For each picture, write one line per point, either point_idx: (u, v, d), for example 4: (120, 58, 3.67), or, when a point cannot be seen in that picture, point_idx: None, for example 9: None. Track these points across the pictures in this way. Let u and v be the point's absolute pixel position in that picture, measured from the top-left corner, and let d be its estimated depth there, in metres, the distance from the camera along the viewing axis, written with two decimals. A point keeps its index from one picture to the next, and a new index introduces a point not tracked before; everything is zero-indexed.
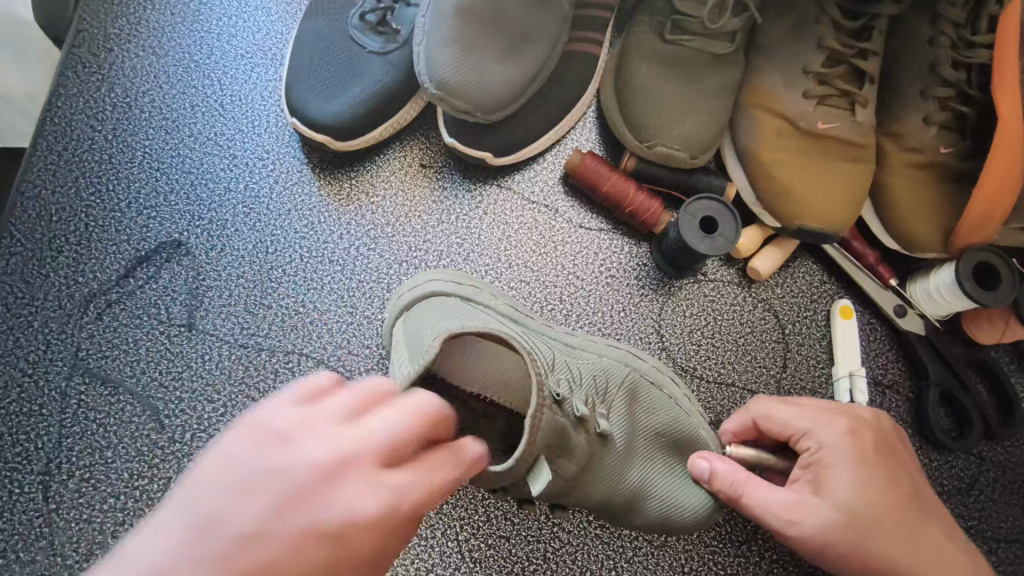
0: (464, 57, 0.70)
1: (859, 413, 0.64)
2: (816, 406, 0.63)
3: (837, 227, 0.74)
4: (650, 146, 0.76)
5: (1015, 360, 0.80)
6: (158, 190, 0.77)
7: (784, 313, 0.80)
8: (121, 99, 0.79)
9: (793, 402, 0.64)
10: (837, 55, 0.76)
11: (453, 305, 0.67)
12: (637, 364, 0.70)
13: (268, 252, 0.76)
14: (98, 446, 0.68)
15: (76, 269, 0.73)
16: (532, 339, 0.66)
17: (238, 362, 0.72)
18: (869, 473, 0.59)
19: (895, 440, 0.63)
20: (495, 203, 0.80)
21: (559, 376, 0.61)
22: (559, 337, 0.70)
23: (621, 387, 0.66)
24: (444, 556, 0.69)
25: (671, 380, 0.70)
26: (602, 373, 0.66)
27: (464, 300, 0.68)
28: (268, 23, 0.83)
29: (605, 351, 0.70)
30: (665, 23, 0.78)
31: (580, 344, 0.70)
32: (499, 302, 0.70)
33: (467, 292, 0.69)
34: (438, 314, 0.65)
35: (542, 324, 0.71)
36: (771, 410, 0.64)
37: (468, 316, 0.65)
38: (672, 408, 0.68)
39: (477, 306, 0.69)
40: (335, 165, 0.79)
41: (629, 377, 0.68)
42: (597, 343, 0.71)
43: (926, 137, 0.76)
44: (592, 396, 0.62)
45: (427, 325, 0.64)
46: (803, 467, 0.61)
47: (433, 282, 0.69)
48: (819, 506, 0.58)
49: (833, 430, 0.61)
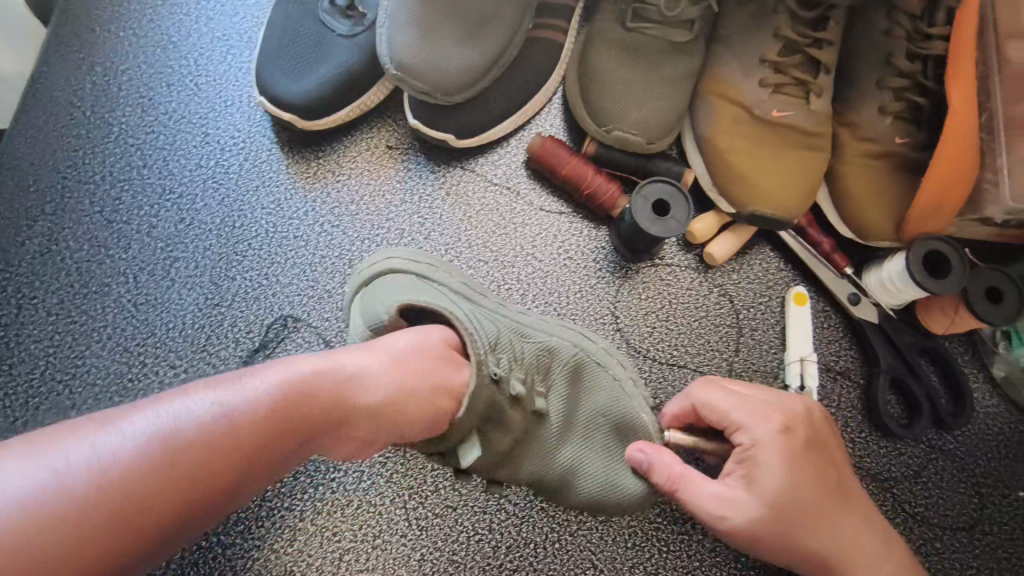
0: (422, 38, 0.72)
1: (797, 405, 0.60)
2: (754, 397, 0.59)
3: (790, 213, 0.75)
4: (608, 131, 0.78)
5: (970, 352, 0.81)
6: (132, 164, 0.80)
7: (739, 299, 0.82)
8: (101, 77, 0.82)
9: (733, 390, 0.60)
10: (793, 44, 0.77)
11: (405, 279, 0.63)
12: (586, 345, 0.67)
13: (235, 226, 0.79)
14: (63, 406, 0.71)
15: (51, 238, 0.77)
16: (483, 318, 0.61)
17: (200, 330, 0.75)
18: (800, 470, 0.55)
19: (830, 436, 0.60)
20: (457, 184, 0.82)
21: (502, 357, 0.59)
22: (511, 314, 0.65)
23: (564, 370, 0.65)
24: (392, 523, 0.72)
25: (623, 364, 0.68)
26: (548, 351, 0.64)
27: (420, 277, 0.64)
28: (245, 6, 0.86)
29: (558, 330, 0.66)
30: (626, 11, 0.79)
31: (533, 321, 0.66)
32: (451, 280, 0.65)
33: (422, 268, 0.65)
34: (392, 288, 0.61)
35: (497, 303, 0.66)
36: (708, 399, 0.60)
37: (421, 289, 0.61)
38: (617, 390, 0.66)
39: (432, 283, 0.64)
40: (303, 145, 0.82)
41: (574, 360, 0.66)
42: (547, 321, 0.67)
43: (881, 128, 0.77)
44: (532, 375, 0.63)
45: (378, 304, 0.60)
46: (736, 461, 0.57)
47: (392, 261, 0.65)
48: (747, 502, 0.55)
49: (768, 421, 0.57)
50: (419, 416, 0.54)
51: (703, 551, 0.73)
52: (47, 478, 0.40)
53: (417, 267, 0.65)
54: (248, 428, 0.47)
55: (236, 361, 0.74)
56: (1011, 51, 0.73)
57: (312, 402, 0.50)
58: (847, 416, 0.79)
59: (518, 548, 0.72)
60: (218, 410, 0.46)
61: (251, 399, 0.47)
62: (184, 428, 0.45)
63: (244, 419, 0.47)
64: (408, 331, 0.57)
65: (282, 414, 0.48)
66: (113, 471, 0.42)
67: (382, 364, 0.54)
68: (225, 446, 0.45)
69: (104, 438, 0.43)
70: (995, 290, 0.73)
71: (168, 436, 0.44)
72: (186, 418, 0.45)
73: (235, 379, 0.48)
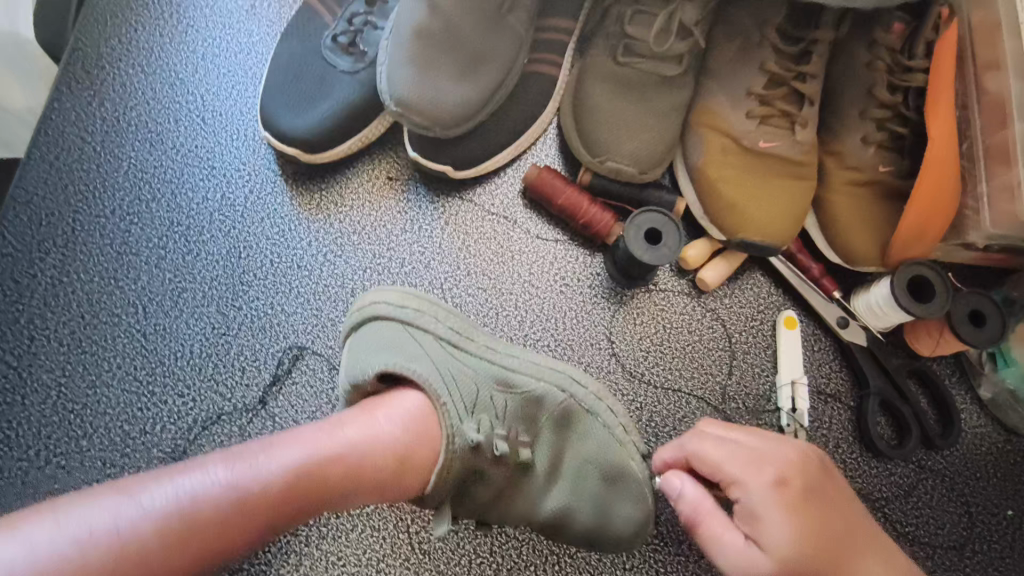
0: (419, 75, 0.75)
1: (796, 455, 0.58)
2: (748, 448, 0.58)
3: (778, 240, 0.78)
4: (602, 161, 0.80)
5: (957, 373, 0.83)
6: (141, 198, 0.82)
7: (731, 323, 0.84)
8: (111, 113, 0.85)
9: (726, 440, 0.59)
10: (778, 78, 0.80)
11: (390, 334, 0.64)
12: (575, 391, 0.66)
13: (240, 257, 0.81)
14: (75, 435, 0.73)
15: (62, 270, 0.79)
16: (456, 382, 0.61)
17: (207, 359, 0.77)
18: (801, 521, 0.54)
19: (831, 484, 0.58)
20: (457, 214, 0.85)
21: (482, 416, 0.60)
22: (496, 362, 0.65)
23: (552, 418, 0.66)
24: (395, 547, 0.73)
25: (613, 409, 0.68)
26: (533, 400, 0.65)
27: (403, 326, 0.65)
28: (250, 43, 0.89)
29: (544, 375, 0.65)
30: (617, 46, 0.82)
31: (520, 366, 0.65)
32: (437, 328, 0.65)
33: (405, 316, 0.65)
34: (376, 342, 0.63)
35: (482, 347, 0.66)
36: (704, 446, 0.60)
37: (401, 344, 0.62)
38: (607, 438, 0.66)
39: (417, 333, 0.65)
40: (307, 178, 0.84)
41: (561, 407, 0.66)
42: (534, 365, 0.66)
43: (865, 157, 0.79)
44: (516, 427, 0.63)
45: (359, 361, 0.61)
46: (739, 516, 0.56)
47: (378, 304, 0.66)
48: (756, 560, 0.53)
49: (763, 473, 0.56)
50: (416, 477, 0.56)
51: (700, 572, 0.75)
52: (64, 547, 0.42)
53: (402, 314, 0.65)
54: (255, 505, 0.47)
55: (241, 390, 0.77)
56: (988, 83, 0.76)
57: (324, 475, 0.51)
58: (839, 437, 0.81)
59: (518, 571, 0.73)
60: (227, 486, 0.47)
61: (265, 474, 0.48)
62: (201, 504, 0.46)
63: (254, 495, 0.48)
64: (410, 393, 0.58)
65: (296, 488, 0.49)
66: (125, 543, 0.43)
67: (390, 429, 0.55)
68: (237, 520, 0.47)
69: (121, 510, 0.44)
70: (979, 313, 0.75)
71: (184, 510, 0.45)
72: (196, 493, 0.46)
73: (250, 454, 0.49)
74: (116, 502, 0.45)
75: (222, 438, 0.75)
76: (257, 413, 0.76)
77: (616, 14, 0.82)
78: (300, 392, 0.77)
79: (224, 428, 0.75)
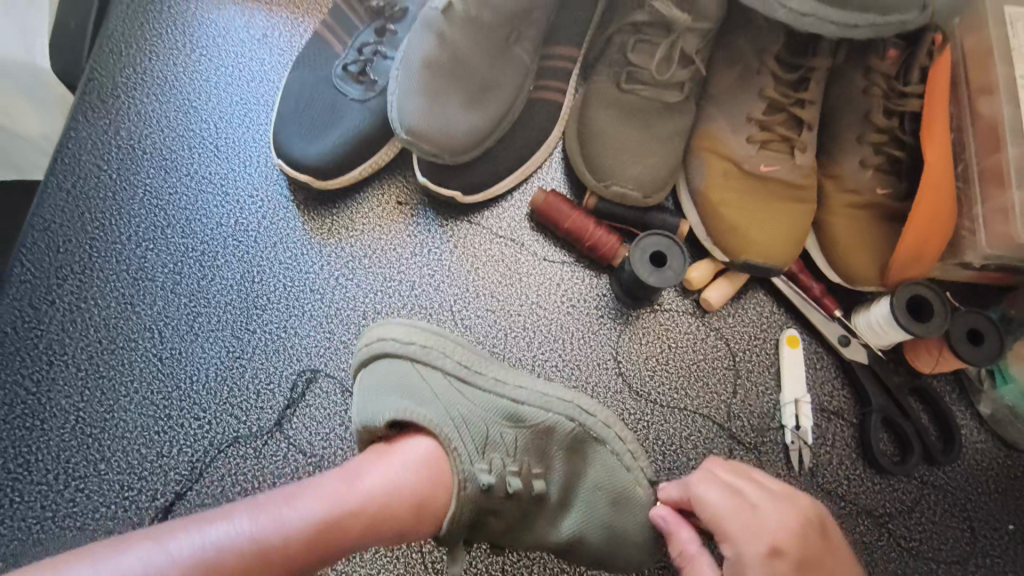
0: (429, 105, 0.77)
1: (793, 517, 0.56)
2: (750, 506, 0.57)
3: (779, 262, 0.80)
4: (607, 186, 0.82)
5: (957, 390, 0.85)
6: (157, 224, 0.84)
7: (735, 342, 0.86)
8: (126, 141, 0.87)
9: (733, 493, 0.58)
10: (777, 104, 0.82)
11: (398, 375, 0.65)
12: (584, 420, 0.67)
13: (254, 281, 0.83)
14: (93, 459, 0.75)
15: (80, 295, 0.80)
16: (464, 424, 0.62)
17: (223, 383, 0.79)
18: None
19: (828, 555, 0.55)
20: (465, 237, 0.87)
21: (493, 455, 0.63)
22: (505, 396, 0.66)
23: (562, 445, 0.67)
24: (408, 566, 0.74)
25: (621, 437, 0.68)
26: (545, 433, 0.66)
27: (411, 365, 0.66)
28: (262, 71, 0.91)
29: (553, 406, 0.66)
30: (620, 73, 0.84)
31: (528, 399, 0.66)
32: (446, 363, 0.66)
33: (413, 352, 0.67)
34: (385, 385, 0.64)
35: (493, 381, 0.67)
36: (705, 489, 0.59)
37: (408, 387, 0.64)
38: (614, 465, 0.67)
39: (425, 370, 0.66)
40: (318, 203, 0.86)
41: (570, 435, 0.67)
42: (543, 396, 0.67)
43: (863, 180, 0.82)
44: (529, 463, 0.65)
45: (370, 403, 0.63)
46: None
47: (384, 345, 0.68)
48: None
49: (752, 528, 0.55)
50: (431, 523, 0.58)
51: None
52: None
53: (411, 351, 0.67)
54: (278, 557, 0.49)
55: (256, 413, 0.78)
56: (982, 107, 0.78)
57: (344, 522, 0.53)
58: (842, 454, 0.82)
59: None
60: (251, 538, 0.49)
61: (288, 524, 0.50)
62: (226, 554, 0.48)
63: (277, 546, 0.50)
64: (421, 440, 0.60)
65: (317, 537, 0.51)
66: None
67: (404, 473, 0.57)
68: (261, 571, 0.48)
69: (152, 558, 0.46)
70: (976, 332, 0.77)
71: (211, 561, 0.47)
72: (221, 545, 0.48)
73: (273, 505, 0.51)
74: (145, 550, 0.46)
75: (238, 460, 0.76)
76: (271, 435, 0.77)
77: (619, 43, 0.84)
78: (314, 414, 0.79)
79: (240, 451, 0.76)
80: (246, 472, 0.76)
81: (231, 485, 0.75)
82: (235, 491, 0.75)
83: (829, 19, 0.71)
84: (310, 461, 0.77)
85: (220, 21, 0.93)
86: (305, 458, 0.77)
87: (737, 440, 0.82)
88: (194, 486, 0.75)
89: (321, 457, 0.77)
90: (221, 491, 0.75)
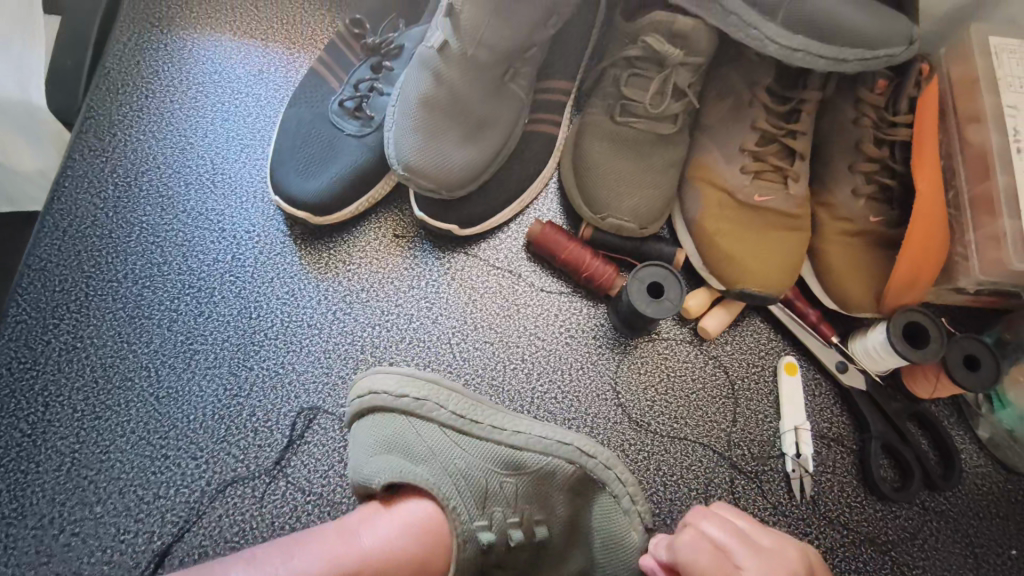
0: (426, 142, 0.78)
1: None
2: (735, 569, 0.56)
3: (775, 291, 0.80)
4: (603, 218, 0.83)
5: (955, 414, 0.85)
6: (153, 261, 0.84)
7: (733, 370, 0.86)
8: (123, 178, 0.87)
9: (717, 555, 0.58)
10: (769, 134, 0.83)
11: (394, 429, 0.68)
12: (584, 462, 0.69)
13: (251, 317, 0.83)
14: (89, 501, 0.74)
15: (76, 335, 0.80)
16: (462, 479, 0.65)
17: (220, 421, 0.78)
18: None
19: None
20: (462, 269, 0.87)
21: (494, 509, 0.66)
22: (505, 443, 0.68)
23: (563, 487, 0.69)
24: None
25: (621, 479, 0.69)
26: (546, 478, 0.68)
27: (404, 418, 0.69)
28: (259, 107, 0.92)
29: (553, 450, 0.68)
30: (614, 106, 0.85)
31: (527, 444, 0.68)
32: (442, 414, 0.69)
33: (406, 405, 0.69)
34: (380, 441, 0.67)
35: (488, 429, 0.69)
36: (688, 547, 0.59)
37: (401, 446, 0.66)
38: (612, 507, 0.69)
39: (418, 422, 0.69)
40: (315, 238, 0.86)
41: (572, 477, 0.69)
42: (542, 440, 0.69)
43: (856, 208, 0.82)
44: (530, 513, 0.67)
45: (365, 463, 0.65)
46: None
47: (376, 398, 0.69)
48: None
49: None
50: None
51: None
52: None
53: (403, 404, 0.69)
54: None
55: (254, 452, 0.77)
56: (971, 135, 0.80)
57: None
58: (843, 481, 0.82)
59: None
60: None
61: None
62: None
63: None
64: (420, 503, 0.63)
65: None
66: None
67: (399, 533, 0.61)
68: None
69: None
70: (972, 357, 0.77)
71: None
72: None
73: (270, 562, 0.57)
74: None
75: (236, 500, 0.75)
76: (270, 475, 0.77)
77: (613, 76, 0.85)
78: (313, 452, 0.78)
79: (238, 490, 0.76)
80: (244, 512, 0.75)
81: (228, 526, 0.75)
82: (233, 532, 0.74)
83: (820, 54, 0.73)
84: (309, 499, 0.76)
85: (217, 58, 0.93)
86: (304, 497, 0.76)
87: (738, 469, 0.82)
88: (191, 528, 0.74)
89: (320, 495, 0.77)
90: (218, 531, 0.74)
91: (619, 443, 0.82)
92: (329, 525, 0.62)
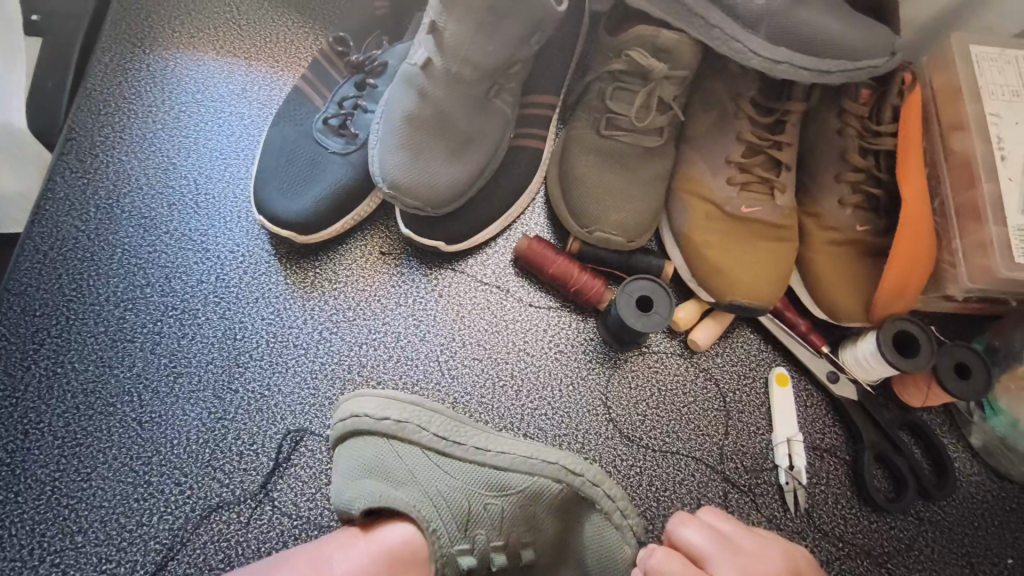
0: (412, 159, 0.78)
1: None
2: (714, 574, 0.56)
3: (764, 302, 0.80)
4: (590, 232, 0.82)
5: (948, 422, 0.85)
6: (135, 283, 0.83)
7: (724, 382, 0.85)
8: (105, 200, 0.86)
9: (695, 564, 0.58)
10: (755, 146, 0.83)
11: (376, 453, 0.67)
12: (571, 480, 0.67)
13: (236, 338, 0.81)
14: (70, 531, 0.72)
15: (57, 360, 0.79)
16: (442, 502, 0.64)
17: (205, 446, 0.77)
18: None
19: None
20: (449, 285, 0.86)
21: (476, 532, 0.64)
22: (486, 464, 0.67)
23: (551, 507, 0.68)
24: None
25: (612, 495, 0.68)
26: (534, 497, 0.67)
27: (388, 442, 0.68)
28: (242, 126, 0.91)
29: (538, 468, 0.67)
30: (600, 119, 0.84)
31: (510, 464, 0.67)
32: (423, 436, 0.68)
33: (388, 427, 0.68)
34: (362, 467, 0.66)
35: (473, 448, 0.68)
36: (663, 562, 0.57)
37: (380, 470, 0.66)
38: (604, 525, 0.68)
39: (403, 446, 0.68)
40: (299, 256, 0.85)
41: (561, 496, 0.68)
42: (527, 460, 0.68)
43: (843, 218, 0.82)
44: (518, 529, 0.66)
45: (345, 488, 0.65)
46: None
47: (360, 420, 0.69)
48: None
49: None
50: None
51: None
52: None
53: (385, 427, 0.68)
54: None
55: (239, 476, 0.76)
56: (955, 143, 0.80)
57: None
58: (837, 493, 0.81)
59: None
60: None
61: None
62: None
63: None
64: (396, 527, 0.61)
65: None
66: None
67: (371, 559, 0.59)
68: None
69: None
70: (964, 366, 0.77)
71: None
72: None
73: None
74: None
75: (221, 527, 0.74)
76: (256, 500, 0.75)
77: (598, 90, 0.85)
78: (300, 475, 0.77)
79: (223, 516, 0.74)
80: (230, 538, 0.74)
81: (213, 553, 0.73)
82: (218, 559, 0.73)
83: (803, 66, 0.73)
84: (295, 524, 0.75)
85: (199, 77, 0.93)
86: (291, 521, 0.75)
87: (731, 483, 0.81)
88: (175, 556, 0.73)
89: (307, 520, 0.75)
90: (203, 558, 0.73)
91: (610, 460, 0.81)
92: (312, 544, 0.62)
